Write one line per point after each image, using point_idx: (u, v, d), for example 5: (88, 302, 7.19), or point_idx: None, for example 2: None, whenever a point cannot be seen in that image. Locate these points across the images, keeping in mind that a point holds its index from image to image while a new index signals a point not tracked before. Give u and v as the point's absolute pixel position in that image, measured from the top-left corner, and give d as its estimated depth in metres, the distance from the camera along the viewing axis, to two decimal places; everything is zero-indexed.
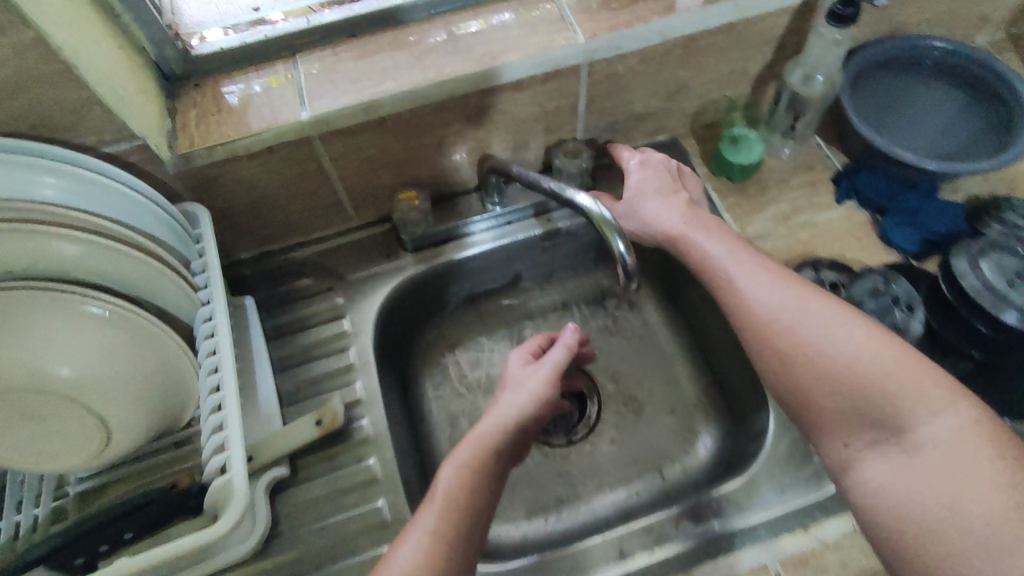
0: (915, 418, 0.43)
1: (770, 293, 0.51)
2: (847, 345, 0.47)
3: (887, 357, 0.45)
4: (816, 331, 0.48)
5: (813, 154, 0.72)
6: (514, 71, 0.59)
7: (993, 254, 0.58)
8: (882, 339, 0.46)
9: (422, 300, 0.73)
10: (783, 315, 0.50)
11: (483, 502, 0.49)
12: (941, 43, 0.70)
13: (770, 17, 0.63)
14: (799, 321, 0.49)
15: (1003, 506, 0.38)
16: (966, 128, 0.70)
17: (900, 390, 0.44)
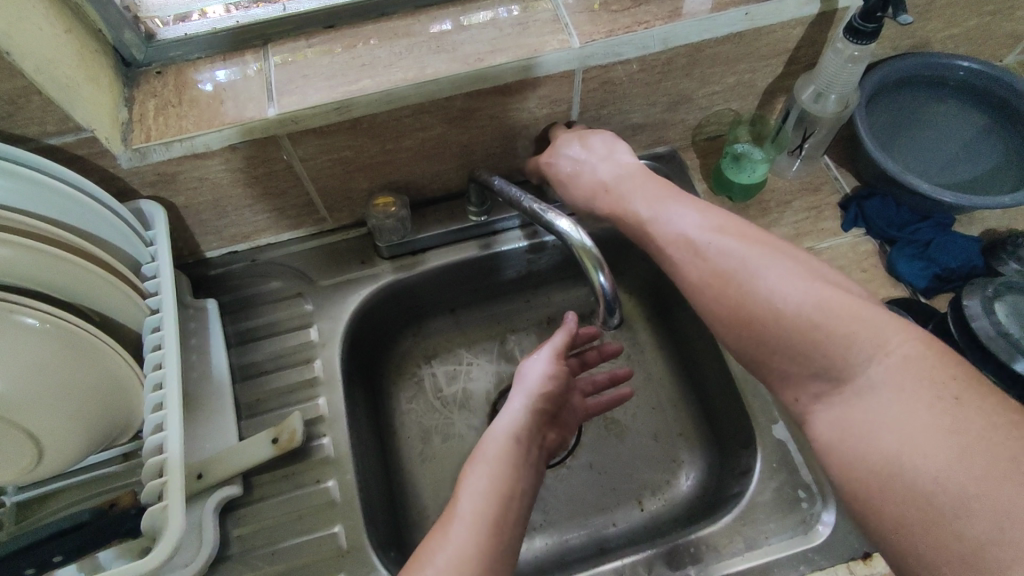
0: (854, 364, 0.39)
1: (708, 249, 0.48)
2: (790, 284, 0.43)
3: (816, 300, 0.42)
4: (759, 274, 0.45)
5: (821, 175, 0.68)
6: (551, 63, 0.55)
7: (1008, 297, 0.54)
8: (812, 282, 0.43)
9: (397, 307, 0.69)
10: (730, 261, 0.46)
11: (510, 499, 0.44)
12: (968, 62, 0.64)
13: (782, 28, 0.58)
14: (747, 263, 0.45)
15: (954, 454, 0.34)
16: (986, 156, 0.65)
17: (849, 335, 0.40)
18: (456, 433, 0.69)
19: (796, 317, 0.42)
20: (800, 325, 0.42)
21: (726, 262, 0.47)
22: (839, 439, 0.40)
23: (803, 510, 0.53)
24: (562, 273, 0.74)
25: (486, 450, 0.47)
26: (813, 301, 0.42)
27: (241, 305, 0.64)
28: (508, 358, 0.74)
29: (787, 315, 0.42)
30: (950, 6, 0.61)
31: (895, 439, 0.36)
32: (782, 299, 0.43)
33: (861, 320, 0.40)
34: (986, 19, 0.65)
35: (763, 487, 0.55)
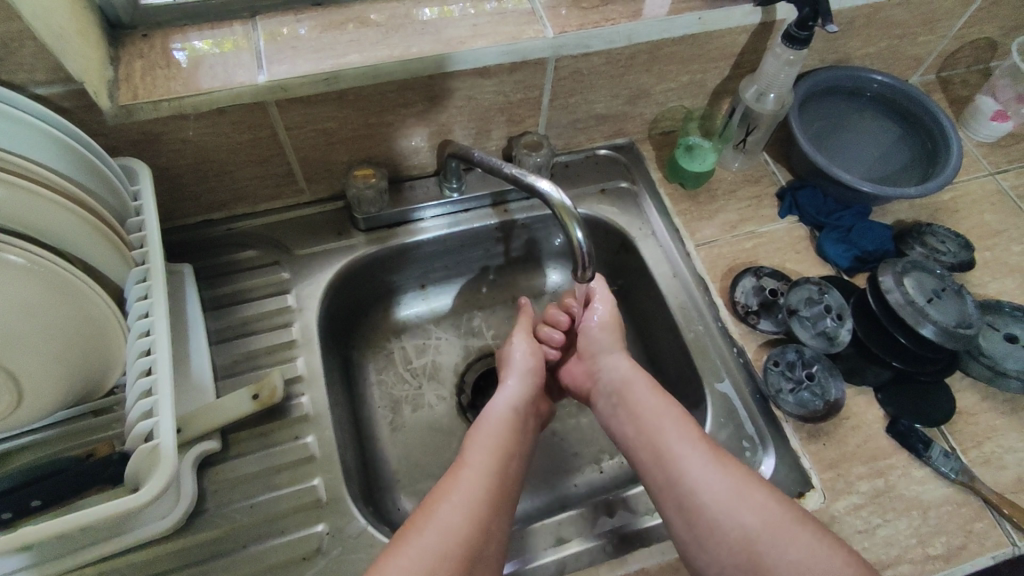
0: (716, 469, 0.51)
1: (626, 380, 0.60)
2: (707, 475, 0.51)
3: (721, 484, 0.50)
4: (703, 478, 0.51)
5: (760, 169, 0.76)
6: (482, 56, 0.59)
7: (915, 273, 0.63)
8: (721, 459, 0.52)
9: (370, 280, 0.71)
10: (685, 462, 0.52)
11: (491, 521, 0.49)
12: (881, 76, 0.74)
13: (730, 34, 0.65)
14: (675, 451, 0.53)
15: (797, 541, 0.47)
16: (897, 158, 0.75)
17: (711, 452, 0.52)
18: (425, 402, 0.72)
19: (745, 535, 0.48)
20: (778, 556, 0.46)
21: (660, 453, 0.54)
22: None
23: (747, 459, 0.59)
24: (527, 253, 0.78)
25: (489, 416, 0.58)
26: (788, 545, 0.47)
27: (216, 272, 0.64)
28: (475, 334, 0.77)
29: (757, 547, 0.47)
30: (867, 27, 0.71)
31: (762, 526, 0.48)
32: (736, 516, 0.48)
33: (801, 537, 0.47)
34: (895, 40, 0.76)
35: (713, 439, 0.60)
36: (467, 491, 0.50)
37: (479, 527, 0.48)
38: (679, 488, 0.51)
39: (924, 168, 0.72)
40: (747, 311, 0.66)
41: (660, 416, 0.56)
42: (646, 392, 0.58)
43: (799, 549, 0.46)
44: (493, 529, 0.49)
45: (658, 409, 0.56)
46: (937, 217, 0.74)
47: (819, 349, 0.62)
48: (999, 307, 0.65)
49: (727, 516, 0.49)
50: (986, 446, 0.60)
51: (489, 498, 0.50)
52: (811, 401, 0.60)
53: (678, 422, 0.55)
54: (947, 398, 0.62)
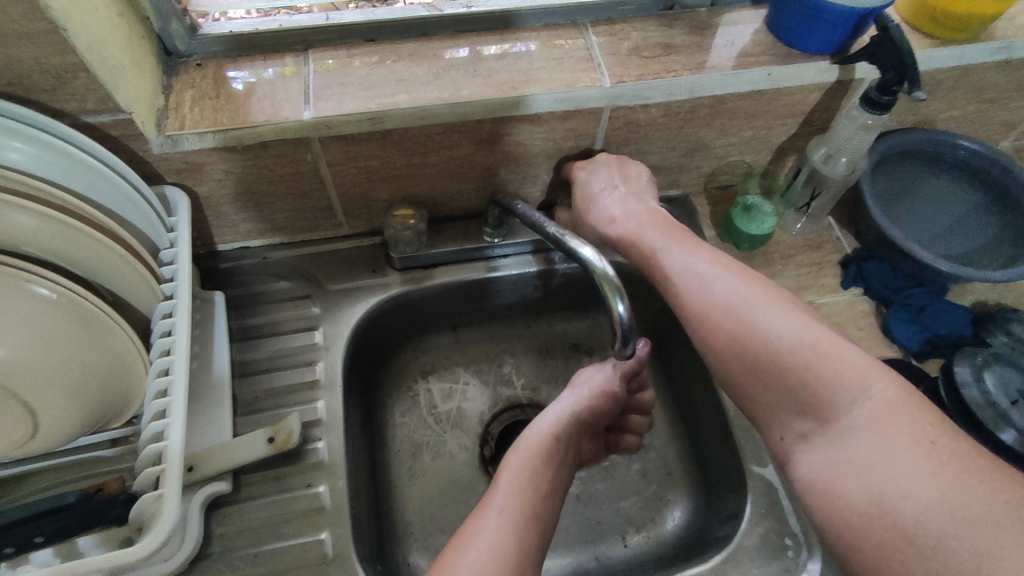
0: (754, 317, 0.48)
1: (666, 248, 0.56)
2: (761, 312, 0.48)
3: (790, 328, 0.46)
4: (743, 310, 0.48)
5: (823, 233, 0.71)
6: (534, 103, 0.57)
7: (998, 368, 0.56)
8: (763, 297, 0.49)
9: (401, 319, 0.69)
10: (717, 295, 0.51)
11: (527, 548, 0.45)
12: (968, 142, 0.68)
13: (802, 91, 0.61)
14: (715, 297, 0.51)
15: (837, 356, 0.44)
16: (978, 234, 0.69)
17: (751, 302, 0.49)
18: (446, 450, 0.69)
19: (792, 357, 0.45)
20: (775, 354, 0.46)
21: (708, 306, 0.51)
22: (822, 481, 0.43)
23: (789, 559, 0.53)
24: (565, 303, 0.75)
25: (519, 444, 0.52)
26: (785, 332, 0.46)
27: (247, 302, 0.64)
28: (504, 382, 0.74)
29: (758, 347, 0.47)
30: (955, 89, 0.65)
31: (814, 355, 0.44)
32: (759, 334, 0.47)
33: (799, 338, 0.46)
34: (984, 105, 0.70)
35: (752, 533, 0.54)
36: (497, 519, 0.46)
37: (516, 552, 0.44)
38: (714, 323, 0.50)
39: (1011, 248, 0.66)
40: None
41: (670, 247, 0.56)
42: (684, 250, 0.56)
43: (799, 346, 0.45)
44: (530, 553, 0.45)
45: (690, 259, 0.54)
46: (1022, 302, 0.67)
47: None
48: None
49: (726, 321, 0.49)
50: None
51: (521, 515, 0.46)
52: None
53: (728, 275, 0.52)
54: None
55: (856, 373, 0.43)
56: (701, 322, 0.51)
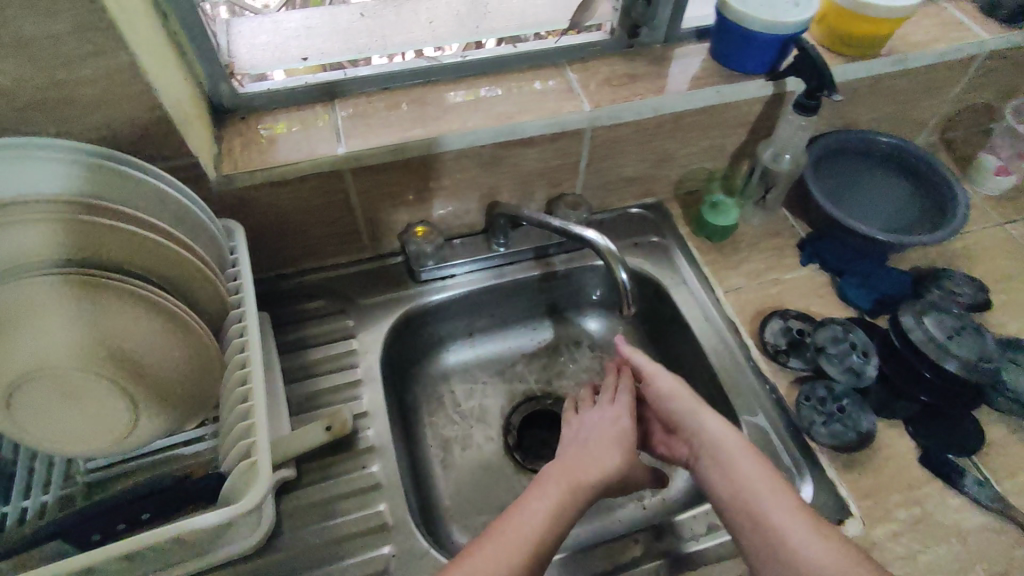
0: (769, 498, 0.54)
1: (677, 396, 0.63)
2: (764, 490, 0.54)
3: (803, 526, 0.52)
4: (756, 492, 0.54)
5: (780, 223, 0.82)
6: (528, 128, 0.68)
7: (933, 313, 0.67)
8: (769, 477, 0.55)
9: (425, 327, 0.78)
10: (734, 466, 0.56)
11: None
12: (887, 139, 0.82)
13: (745, 104, 0.74)
14: (729, 462, 0.57)
15: (840, 548, 0.50)
16: (908, 212, 0.81)
17: (762, 479, 0.55)
18: (474, 442, 0.76)
19: (796, 553, 0.50)
20: (790, 542, 0.51)
21: (724, 471, 0.57)
22: None
23: None
24: (565, 303, 0.84)
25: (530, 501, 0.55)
26: (796, 531, 0.51)
27: (289, 320, 0.72)
28: (519, 379, 0.82)
29: (770, 527, 0.52)
30: (869, 95, 0.80)
31: (819, 543, 0.50)
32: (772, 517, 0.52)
33: (766, 488, 0.54)
34: (896, 107, 0.84)
35: None
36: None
37: None
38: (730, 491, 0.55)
39: (937, 218, 0.78)
40: (777, 350, 0.69)
41: (682, 397, 0.63)
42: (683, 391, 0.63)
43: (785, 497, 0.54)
44: None
45: (690, 399, 0.63)
46: (952, 263, 0.79)
47: (848, 385, 0.65)
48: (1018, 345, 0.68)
49: (720, 465, 0.57)
50: (1020, 476, 0.62)
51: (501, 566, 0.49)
52: (845, 433, 0.62)
53: (737, 438, 0.58)
54: (972, 431, 0.64)
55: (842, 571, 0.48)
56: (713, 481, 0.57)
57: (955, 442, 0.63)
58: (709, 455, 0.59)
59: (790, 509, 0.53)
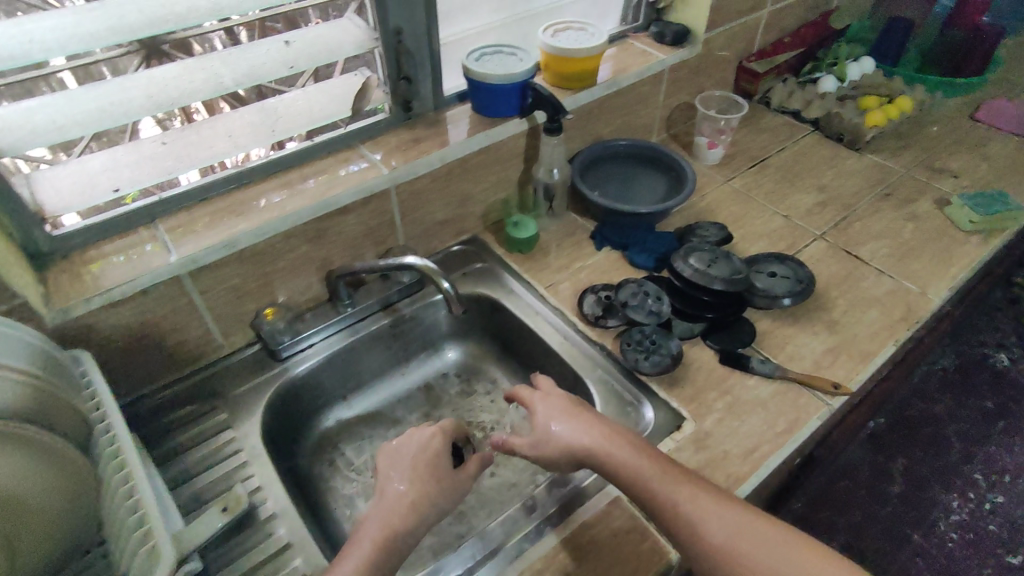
0: (667, 485, 0.59)
1: (549, 418, 0.66)
2: (657, 475, 0.60)
3: (701, 497, 0.58)
4: (652, 483, 0.59)
5: (572, 225, 1.01)
6: (342, 198, 0.79)
7: (694, 254, 0.87)
8: (659, 464, 0.61)
9: (298, 401, 0.82)
10: (624, 465, 0.61)
11: None
12: (624, 141, 1.04)
13: (511, 139, 0.93)
14: (618, 463, 0.61)
15: (736, 512, 0.57)
16: (661, 188, 1.03)
17: (649, 470, 0.60)
18: (376, 489, 0.80)
19: (702, 524, 0.56)
20: (695, 519, 0.57)
21: (620, 470, 0.61)
22: None
23: (633, 416, 0.75)
24: (422, 343, 0.93)
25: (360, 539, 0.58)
26: (701, 509, 0.57)
27: (159, 434, 0.73)
28: (401, 422, 0.89)
29: (677, 506, 0.58)
30: (600, 116, 1.04)
31: (720, 513, 0.57)
32: (676, 500, 0.58)
33: (659, 473, 0.60)
34: (623, 120, 1.09)
35: (605, 412, 0.75)
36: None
37: None
38: (630, 488, 0.60)
39: (679, 187, 1.00)
40: (596, 316, 0.84)
41: (553, 419, 0.66)
42: (551, 410, 0.67)
43: (662, 489, 0.59)
44: None
45: (567, 418, 0.66)
46: (700, 218, 1.02)
47: (654, 324, 0.81)
48: (757, 259, 0.90)
49: (607, 467, 0.62)
50: (787, 347, 0.81)
51: None
52: (661, 360, 0.78)
53: (613, 437, 0.63)
54: (748, 327, 0.83)
55: (737, 527, 0.56)
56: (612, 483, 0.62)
57: (740, 337, 0.81)
58: (599, 464, 0.63)
59: (671, 506, 0.58)
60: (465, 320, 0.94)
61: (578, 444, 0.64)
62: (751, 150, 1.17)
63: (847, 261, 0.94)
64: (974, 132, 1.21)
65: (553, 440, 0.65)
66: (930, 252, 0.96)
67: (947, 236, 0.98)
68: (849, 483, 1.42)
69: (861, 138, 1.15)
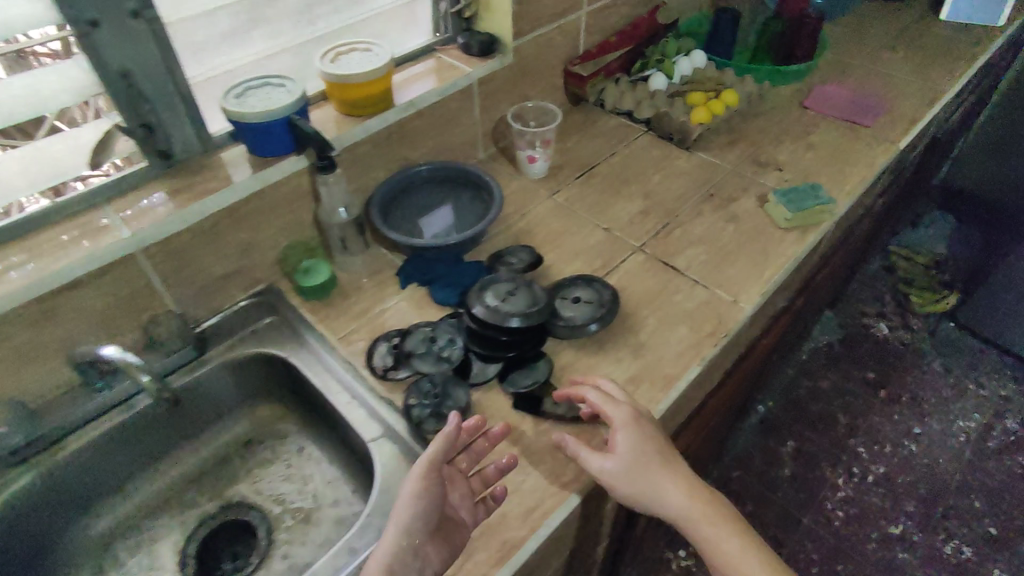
0: (734, 551, 0.66)
1: (648, 466, 0.67)
2: (724, 545, 0.66)
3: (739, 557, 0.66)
4: (730, 549, 0.66)
5: (380, 261, 0.94)
6: (67, 271, 0.69)
7: (491, 287, 0.82)
8: (724, 533, 0.67)
9: (47, 507, 0.73)
10: (701, 531, 0.66)
11: None
12: (426, 166, 0.98)
13: (287, 181, 0.84)
14: (692, 529, 0.67)
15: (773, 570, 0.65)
16: (473, 208, 0.98)
17: (709, 538, 0.66)
18: None
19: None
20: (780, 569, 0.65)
21: (704, 530, 0.66)
22: None
23: None
24: (213, 413, 0.85)
25: None
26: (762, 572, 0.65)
27: None
28: (191, 507, 0.81)
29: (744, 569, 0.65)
30: (403, 140, 0.97)
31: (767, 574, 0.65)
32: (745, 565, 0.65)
33: (733, 539, 0.67)
34: (434, 140, 1.02)
35: (384, 480, 0.70)
36: None
37: None
38: (715, 552, 0.67)
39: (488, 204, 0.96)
40: (387, 368, 0.78)
41: (652, 473, 0.67)
42: (650, 453, 0.67)
43: (734, 549, 0.66)
44: None
45: (663, 474, 0.67)
46: (518, 240, 0.97)
47: (444, 370, 0.76)
48: (562, 283, 0.86)
49: (690, 529, 0.67)
50: (586, 382, 0.77)
51: None
52: (447, 413, 0.73)
53: (684, 494, 0.67)
54: (547, 362, 0.78)
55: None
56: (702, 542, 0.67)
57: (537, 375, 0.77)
58: (688, 528, 0.67)
59: (731, 555, 0.66)
60: (245, 386, 0.86)
61: (675, 503, 0.67)
62: (579, 158, 1.12)
63: (661, 275, 0.90)
64: (800, 120, 1.20)
65: (654, 490, 0.67)
66: (745, 256, 0.93)
67: (764, 236, 0.95)
68: (742, 472, 1.66)
69: (688, 137, 1.11)
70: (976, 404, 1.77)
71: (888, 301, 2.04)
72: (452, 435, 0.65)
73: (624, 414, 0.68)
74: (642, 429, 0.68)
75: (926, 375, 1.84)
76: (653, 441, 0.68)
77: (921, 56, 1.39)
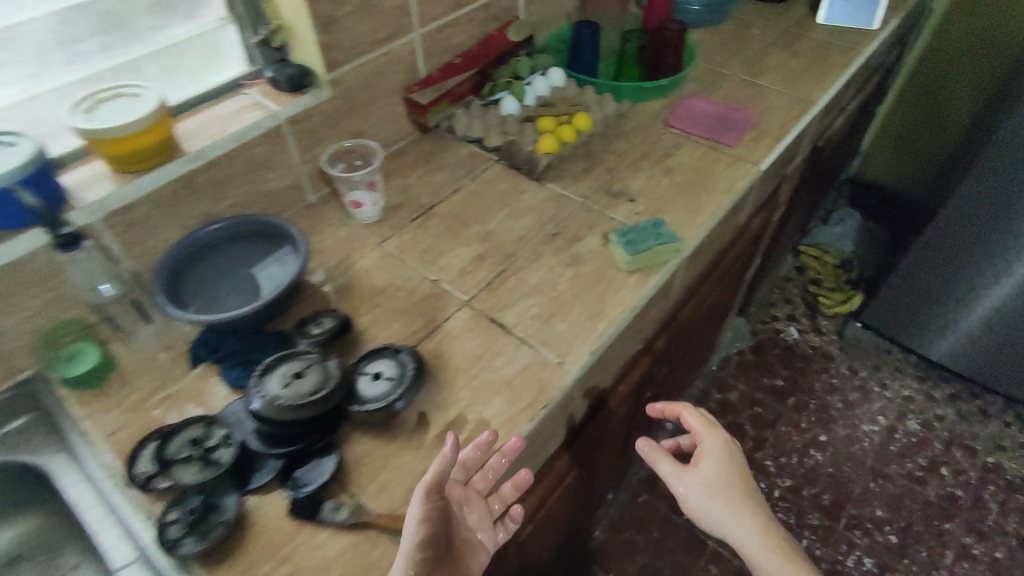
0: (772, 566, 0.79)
1: (701, 498, 0.83)
2: (767, 559, 0.80)
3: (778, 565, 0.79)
4: (765, 568, 0.79)
5: (174, 334, 0.82)
6: None
7: (279, 367, 0.72)
8: (769, 550, 0.80)
9: None
10: (750, 549, 0.81)
11: None
12: (215, 225, 0.86)
13: (34, 257, 0.72)
14: (741, 548, 0.81)
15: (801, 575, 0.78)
16: (281, 260, 0.86)
17: (750, 554, 0.81)
18: None
19: None
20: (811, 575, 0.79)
21: (745, 550, 0.81)
22: None
23: None
24: None
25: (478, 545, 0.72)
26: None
27: None
28: None
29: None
30: (195, 196, 0.85)
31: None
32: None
33: (772, 558, 0.79)
34: (242, 189, 0.91)
35: None
36: None
37: None
38: (758, 569, 0.80)
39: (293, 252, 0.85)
40: (148, 477, 0.67)
41: (710, 498, 0.83)
42: (708, 468, 0.85)
43: (773, 560, 0.79)
44: None
45: (715, 509, 0.82)
46: (336, 300, 0.87)
47: (212, 477, 0.65)
48: (365, 355, 0.77)
49: (742, 548, 0.81)
50: (380, 476, 0.68)
51: None
52: (208, 533, 0.63)
53: (734, 514, 0.81)
54: (338, 454, 0.70)
55: None
56: (751, 562, 0.81)
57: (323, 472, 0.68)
58: (741, 552, 0.82)
59: (758, 567, 0.80)
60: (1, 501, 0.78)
61: (725, 532, 0.82)
62: (422, 197, 1.03)
63: (487, 335, 0.82)
64: (663, 141, 1.12)
65: (712, 517, 0.83)
66: (582, 306, 0.85)
67: (604, 281, 0.87)
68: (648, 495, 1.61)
69: (536, 167, 1.03)
70: (882, 406, 1.77)
71: (798, 303, 2.03)
72: (450, 457, 0.63)
73: (705, 452, 0.86)
74: (722, 457, 0.85)
75: (834, 379, 1.83)
76: (710, 479, 0.84)
77: (796, 63, 1.33)
